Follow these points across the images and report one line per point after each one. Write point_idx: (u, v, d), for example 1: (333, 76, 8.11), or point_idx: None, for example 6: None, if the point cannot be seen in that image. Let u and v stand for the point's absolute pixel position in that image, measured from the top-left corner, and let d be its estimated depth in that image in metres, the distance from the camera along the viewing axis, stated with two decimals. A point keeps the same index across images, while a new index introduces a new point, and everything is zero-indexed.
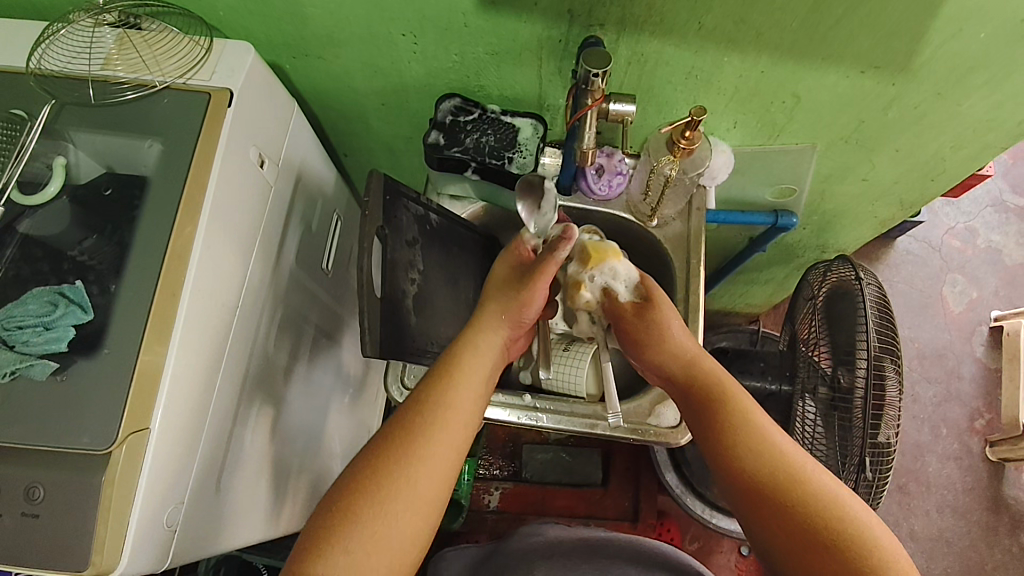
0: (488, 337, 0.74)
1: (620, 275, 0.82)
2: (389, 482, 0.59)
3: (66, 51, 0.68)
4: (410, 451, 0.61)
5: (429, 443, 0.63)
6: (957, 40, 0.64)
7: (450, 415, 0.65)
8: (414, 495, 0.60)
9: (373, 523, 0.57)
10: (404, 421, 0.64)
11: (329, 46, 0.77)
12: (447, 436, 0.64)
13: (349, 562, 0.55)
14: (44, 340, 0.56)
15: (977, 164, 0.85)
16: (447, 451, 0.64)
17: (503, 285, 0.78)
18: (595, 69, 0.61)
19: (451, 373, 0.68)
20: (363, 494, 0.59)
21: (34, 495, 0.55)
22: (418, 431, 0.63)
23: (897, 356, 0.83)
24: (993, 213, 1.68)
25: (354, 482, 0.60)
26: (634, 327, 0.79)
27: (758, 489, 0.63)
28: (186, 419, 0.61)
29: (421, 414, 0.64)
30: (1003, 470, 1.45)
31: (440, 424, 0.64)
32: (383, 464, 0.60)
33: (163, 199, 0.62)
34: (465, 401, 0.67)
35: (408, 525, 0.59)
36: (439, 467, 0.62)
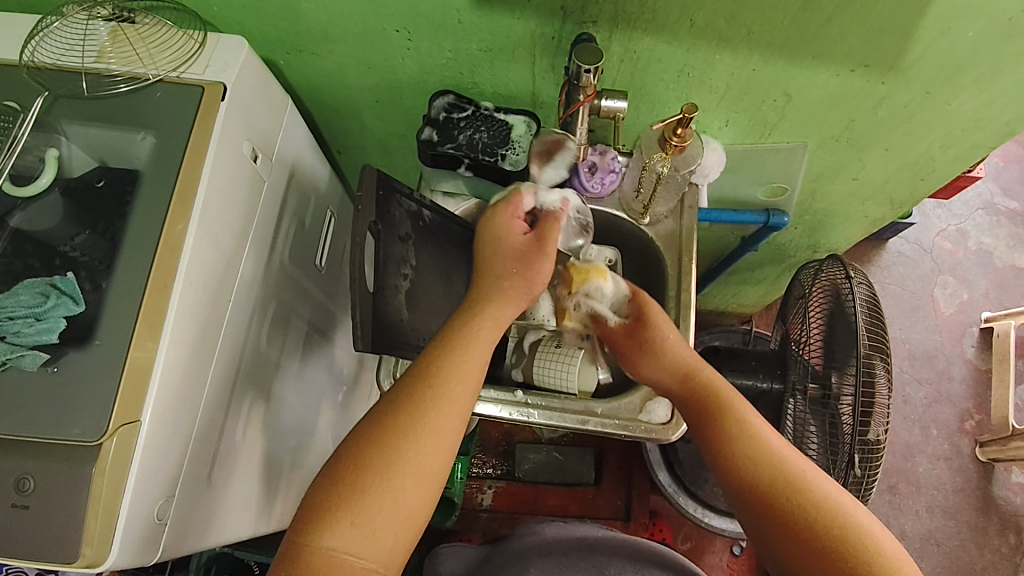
0: (504, 307, 0.70)
1: (608, 293, 0.83)
2: (397, 454, 0.56)
3: (59, 44, 0.68)
4: (417, 422, 0.58)
5: (438, 416, 0.60)
6: (945, 39, 0.65)
7: (461, 388, 0.62)
8: (420, 470, 0.57)
9: (378, 498, 0.55)
10: (412, 391, 0.61)
11: (324, 42, 0.77)
12: (456, 414, 0.61)
13: (352, 534, 0.53)
14: (35, 331, 0.56)
15: (966, 164, 0.86)
16: (455, 426, 0.61)
17: (514, 251, 0.73)
18: (588, 64, 0.61)
19: (463, 342, 0.65)
20: (368, 466, 0.56)
21: (25, 486, 0.55)
22: (427, 402, 0.60)
23: (887, 355, 0.84)
24: (984, 215, 1.69)
25: (358, 450, 0.57)
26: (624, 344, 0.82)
27: (762, 485, 0.61)
28: (177, 411, 0.61)
29: (431, 382, 0.61)
30: (993, 471, 1.46)
31: (450, 400, 0.61)
32: (390, 435, 0.58)
33: (156, 191, 0.62)
34: (477, 372, 0.64)
35: (413, 499, 0.56)
36: (446, 443, 0.59)
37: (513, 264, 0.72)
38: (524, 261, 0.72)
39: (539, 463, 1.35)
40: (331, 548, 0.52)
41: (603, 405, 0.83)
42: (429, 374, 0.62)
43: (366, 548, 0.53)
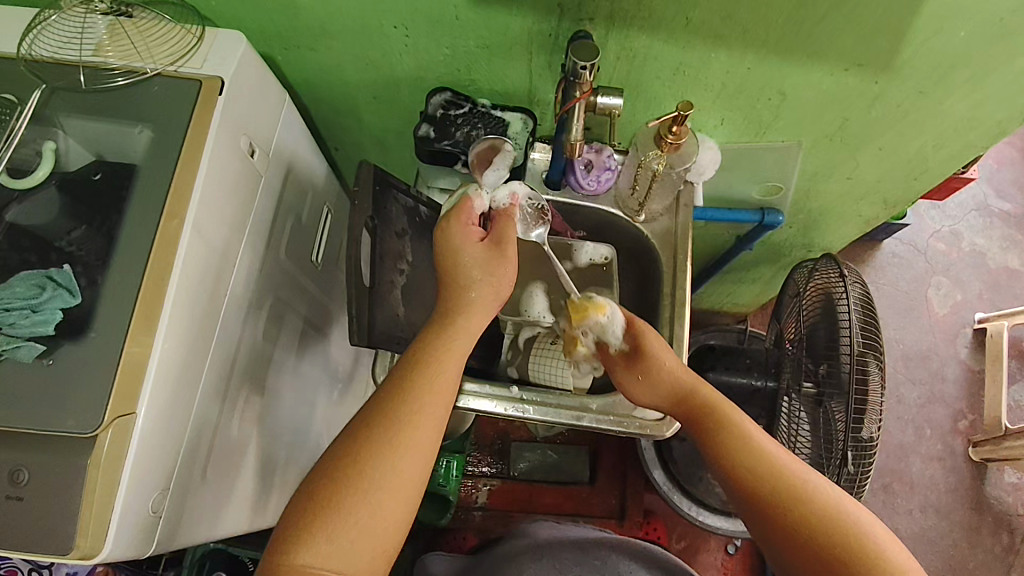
0: (472, 317, 0.69)
1: (608, 325, 0.81)
2: (369, 470, 0.57)
3: (56, 37, 0.68)
4: (389, 436, 0.59)
5: (410, 430, 0.60)
6: (937, 39, 0.65)
7: (432, 401, 0.63)
8: (394, 485, 0.58)
9: (355, 515, 0.56)
10: (383, 406, 0.62)
11: (321, 38, 0.77)
12: (427, 423, 0.62)
13: (332, 550, 0.54)
14: (31, 323, 0.56)
15: (958, 163, 0.87)
16: (429, 437, 0.61)
17: (469, 257, 0.70)
18: (584, 61, 0.62)
19: (433, 356, 0.65)
20: (344, 483, 0.57)
21: (20, 477, 0.55)
22: (398, 417, 0.61)
23: (880, 353, 0.85)
24: (978, 217, 1.70)
25: (337, 466, 0.58)
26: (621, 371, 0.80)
27: (766, 499, 0.62)
28: (172, 404, 0.61)
29: (403, 397, 0.62)
30: (985, 471, 1.47)
31: (421, 411, 0.62)
32: (365, 451, 0.59)
33: (153, 184, 0.62)
34: (449, 383, 0.65)
35: (389, 513, 0.57)
36: (422, 454, 0.60)
37: (479, 271, 0.70)
38: (487, 268, 0.70)
39: (535, 462, 1.35)
40: (310, 564, 0.54)
41: (598, 401, 0.83)
42: (399, 388, 0.63)
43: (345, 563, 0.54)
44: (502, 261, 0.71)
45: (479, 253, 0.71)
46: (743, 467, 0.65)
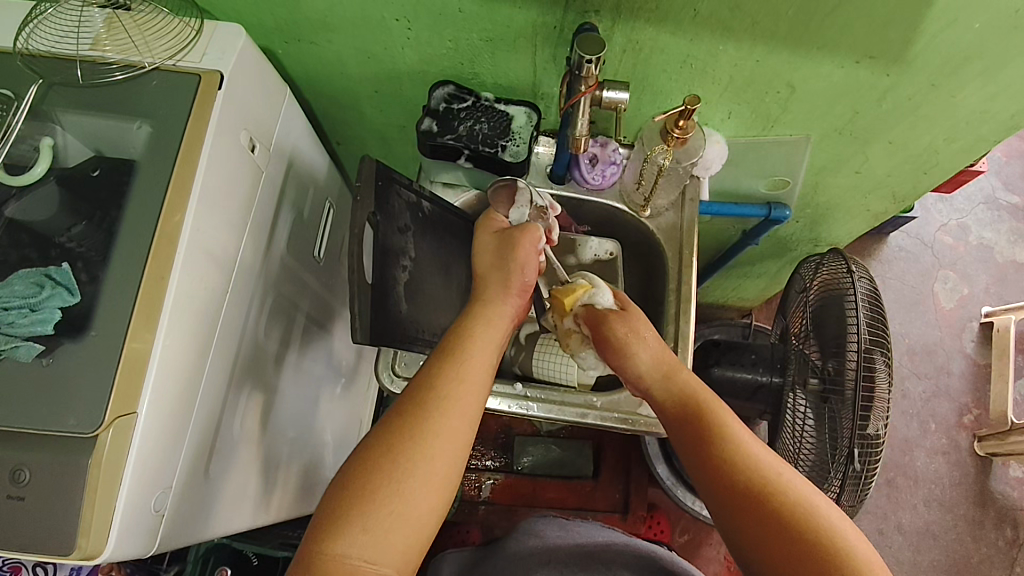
0: (496, 310, 0.72)
1: (597, 298, 0.80)
2: (405, 458, 0.57)
3: (54, 32, 0.67)
4: (424, 426, 0.59)
5: (443, 418, 0.60)
6: (951, 31, 0.64)
7: (467, 392, 0.63)
8: (430, 473, 0.57)
9: (387, 502, 0.55)
10: (418, 397, 0.61)
11: (322, 31, 0.76)
12: (457, 415, 0.61)
13: (366, 540, 0.54)
14: (30, 322, 0.55)
15: (969, 157, 0.85)
16: (463, 431, 0.61)
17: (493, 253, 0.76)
18: (589, 55, 0.61)
19: (463, 348, 0.66)
20: (378, 472, 0.56)
21: (21, 477, 0.54)
22: (430, 408, 0.61)
23: (887, 349, 0.83)
24: (986, 210, 1.69)
25: (367, 457, 0.58)
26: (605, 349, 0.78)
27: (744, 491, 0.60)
28: (174, 402, 0.61)
29: (433, 389, 0.62)
30: (990, 466, 1.46)
31: (450, 401, 0.62)
32: (395, 440, 0.58)
33: (153, 180, 0.61)
34: (481, 375, 0.65)
35: (427, 499, 0.57)
36: (453, 443, 0.60)
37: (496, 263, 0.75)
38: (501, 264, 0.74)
39: (539, 457, 1.35)
40: (347, 555, 0.53)
41: (603, 397, 0.82)
42: (433, 379, 0.63)
43: (379, 552, 0.54)
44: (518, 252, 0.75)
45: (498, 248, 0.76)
46: (727, 456, 0.63)
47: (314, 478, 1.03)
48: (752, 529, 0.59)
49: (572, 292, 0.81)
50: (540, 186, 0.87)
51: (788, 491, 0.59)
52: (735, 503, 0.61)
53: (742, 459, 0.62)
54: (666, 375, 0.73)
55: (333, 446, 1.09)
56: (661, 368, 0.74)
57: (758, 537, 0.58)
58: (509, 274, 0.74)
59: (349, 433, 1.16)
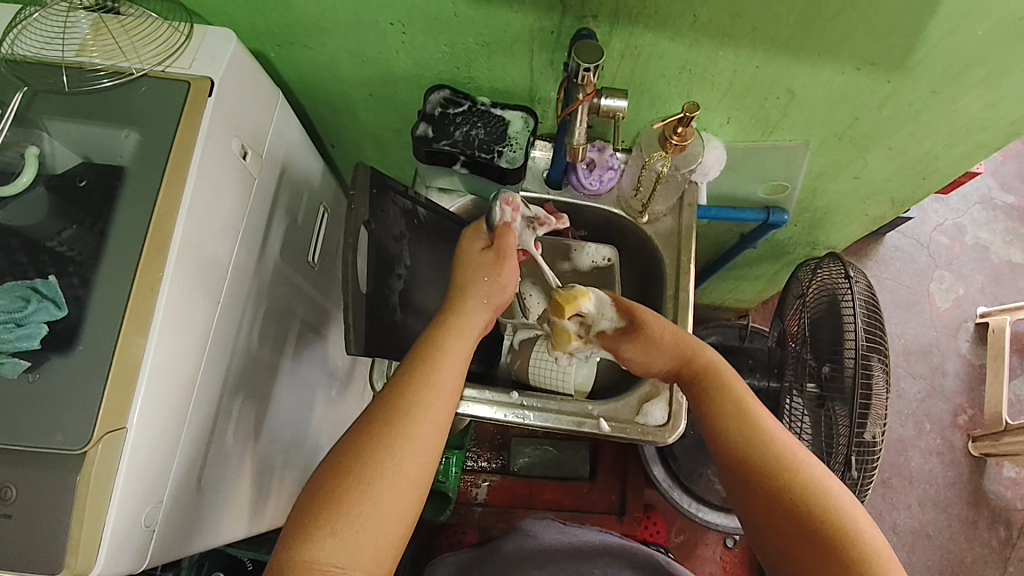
0: (470, 318, 0.70)
1: (595, 310, 0.80)
2: (375, 461, 0.56)
3: (38, 36, 0.65)
4: (395, 430, 0.58)
5: (413, 422, 0.59)
6: (954, 38, 0.63)
7: (435, 397, 0.62)
8: (398, 476, 0.57)
9: (357, 506, 0.55)
10: (387, 402, 0.61)
11: (315, 34, 0.75)
12: (427, 419, 0.60)
13: (335, 544, 0.53)
14: (15, 337, 0.54)
15: (969, 163, 0.85)
16: (432, 436, 0.60)
17: (475, 259, 0.73)
18: (587, 63, 0.60)
19: (433, 357, 0.65)
20: (349, 476, 0.56)
21: (7, 495, 0.53)
22: (403, 411, 0.60)
23: (885, 354, 0.83)
24: (982, 211, 1.68)
25: (340, 459, 0.57)
26: (619, 345, 0.79)
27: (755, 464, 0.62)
28: (165, 417, 0.60)
29: (406, 391, 0.61)
30: (984, 465, 1.46)
31: (420, 407, 0.61)
32: (366, 445, 0.57)
33: (141, 189, 0.60)
34: (452, 380, 0.64)
35: (394, 503, 0.56)
36: (421, 446, 0.59)
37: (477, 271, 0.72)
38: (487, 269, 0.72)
39: (535, 458, 1.34)
40: (317, 560, 0.52)
41: (600, 406, 0.82)
42: (403, 387, 0.62)
43: (349, 556, 0.53)
44: (504, 267, 0.72)
45: (481, 254, 0.73)
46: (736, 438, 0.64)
47: None
48: (768, 512, 0.59)
49: (572, 299, 0.78)
50: (536, 192, 0.86)
51: (802, 474, 0.59)
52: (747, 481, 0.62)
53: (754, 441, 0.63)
54: (683, 354, 0.74)
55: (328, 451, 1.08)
56: (677, 349, 0.75)
57: (772, 526, 0.59)
58: (493, 291, 0.72)
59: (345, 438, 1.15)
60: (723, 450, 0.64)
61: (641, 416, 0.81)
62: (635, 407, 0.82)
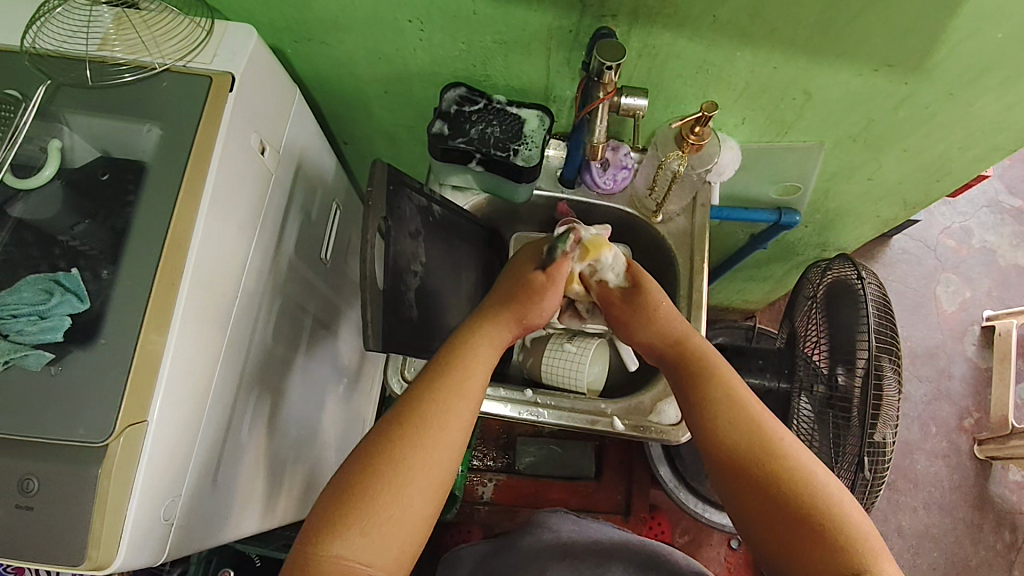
0: (497, 331, 0.71)
1: (610, 262, 0.78)
2: (405, 465, 0.57)
3: (60, 31, 0.65)
4: (425, 436, 0.59)
5: (441, 429, 0.60)
6: (974, 40, 0.63)
7: (465, 404, 0.62)
8: (427, 481, 0.57)
9: (386, 509, 0.55)
10: (416, 406, 0.61)
11: (333, 31, 0.75)
12: (455, 425, 0.61)
13: (363, 545, 0.53)
14: (38, 329, 0.55)
15: (982, 165, 0.85)
16: (459, 443, 0.61)
17: (503, 297, 0.72)
18: (609, 61, 0.60)
19: (463, 364, 0.65)
20: (377, 479, 0.56)
21: (29, 487, 0.53)
22: (433, 416, 0.60)
23: (896, 356, 0.83)
24: (989, 214, 1.68)
25: (365, 461, 0.57)
26: (623, 312, 0.77)
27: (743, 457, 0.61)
28: (184, 411, 0.60)
29: (435, 397, 0.61)
30: (989, 468, 1.47)
31: (448, 413, 0.61)
32: (394, 448, 0.58)
33: (162, 183, 0.60)
34: (479, 387, 0.65)
35: (420, 506, 0.57)
36: (449, 452, 0.60)
37: (504, 298, 0.73)
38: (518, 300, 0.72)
39: (540, 457, 1.34)
40: (343, 556, 0.53)
41: (613, 404, 0.82)
42: (432, 392, 0.62)
43: (375, 555, 0.53)
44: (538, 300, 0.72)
45: (512, 287, 0.73)
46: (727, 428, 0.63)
47: (319, 479, 1.02)
48: (753, 502, 0.59)
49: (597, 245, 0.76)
50: (549, 190, 0.87)
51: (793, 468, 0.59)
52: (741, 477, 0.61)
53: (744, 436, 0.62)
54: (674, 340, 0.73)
55: (337, 448, 1.09)
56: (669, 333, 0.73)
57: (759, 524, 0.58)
58: (526, 314, 0.72)
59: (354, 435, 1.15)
60: (712, 441, 0.64)
61: (653, 414, 0.81)
62: (648, 405, 0.82)
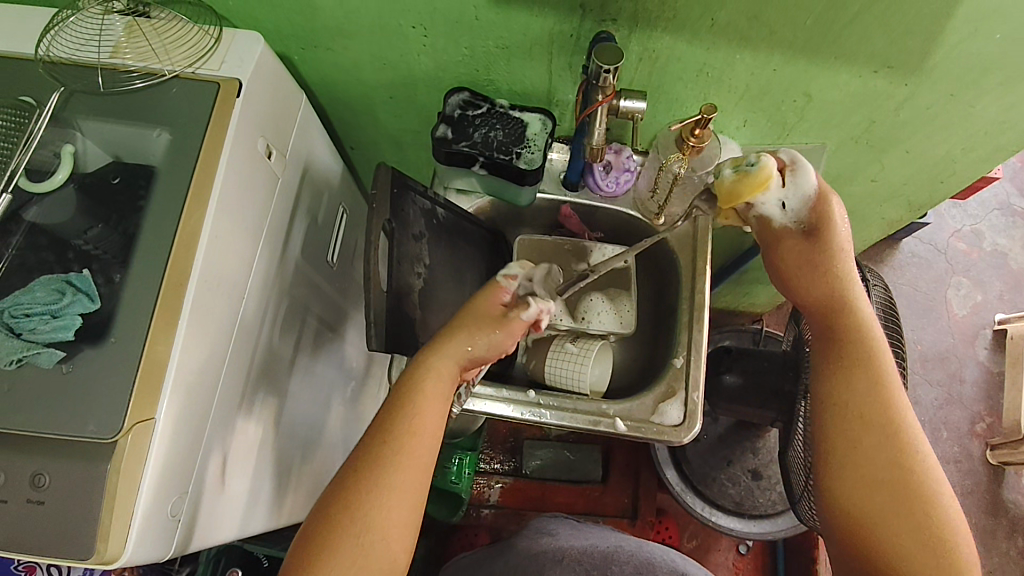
0: (447, 353, 0.67)
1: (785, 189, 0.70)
2: (357, 512, 0.59)
3: (74, 38, 0.67)
4: (370, 480, 0.60)
5: (389, 471, 0.60)
6: (972, 42, 0.63)
7: (416, 437, 0.63)
8: (385, 522, 0.59)
9: (346, 556, 0.57)
10: (366, 451, 0.62)
11: (338, 38, 0.76)
12: (407, 460, 0.62)
13: None
14: (51, 328, 0.56)
15: (987, 166, 0.85)
16: (412, 476, 0.61)
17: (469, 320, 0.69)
18: (607, 65, 0.61)
19: (412, 399, 0.65)
20: (335, 527, 0.58)
21: (40, 482, 0.55)
22: (379, 457, 0.61)
23: (903, 358, 0.83)
24: (1000, 216, 1.67)
25: (325, 512, 0.59)
26: (790, 257, 0.73)
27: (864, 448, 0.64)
28: (190, 411, 0.61)
29: (384, 441, 0.62)
30: (1002, 474, 1.45)
31: (400, 453, 0.62)
32: (348, 495, 0.59)
33: (172, 187, 0.62)
34: (430, 424, 0.65)
35: (385, 551, 0.58)
36: (404, 490, 0.61)
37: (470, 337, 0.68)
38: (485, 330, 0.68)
39: (547, 461, 1.34)
40: None
41: (614, 405, 0.82)
42: (381, 435, 0.63)
43: None
44: (485, 330, 0.68)
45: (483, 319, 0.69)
46: (854, 412, 0.65)
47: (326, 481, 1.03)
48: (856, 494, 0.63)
49: (740, 194, 0.68)
50: (552, 193, 0.88)
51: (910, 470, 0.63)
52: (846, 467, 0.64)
53: (875, 416, 0.65)
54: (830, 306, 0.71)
55: (344, 451, 1.09)
56: (823, 282, 0.72)
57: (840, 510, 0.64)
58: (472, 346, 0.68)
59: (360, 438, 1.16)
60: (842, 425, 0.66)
61: (655, 416, 0.82)
62: (649, 407, 0.82)
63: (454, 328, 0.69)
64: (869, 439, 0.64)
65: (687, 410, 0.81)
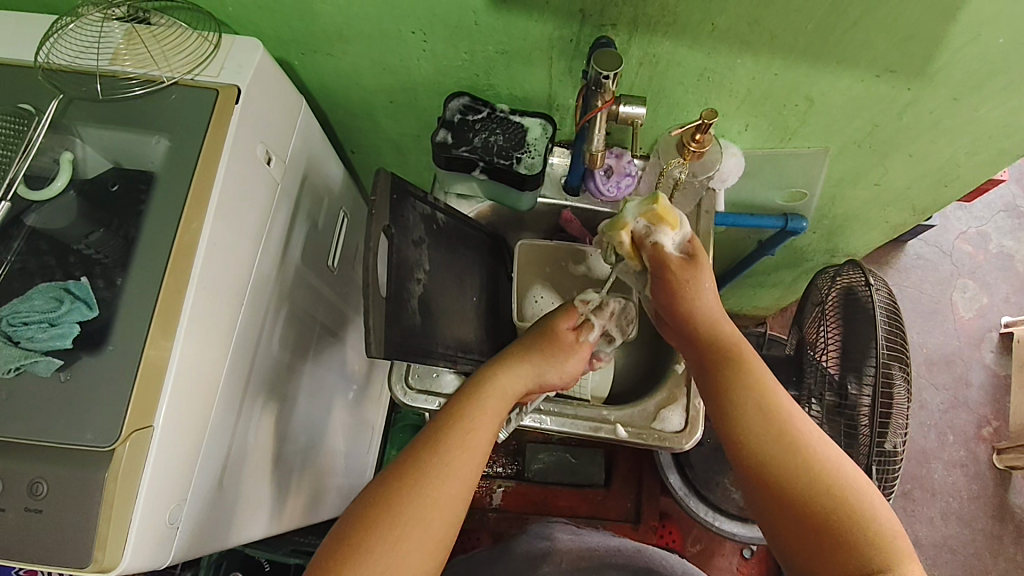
0: (508, 375, 0.71)
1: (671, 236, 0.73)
2: (402, 514, 0.58)
3: (74, 45, 0.68)
4: (421, 484, 0.60)
5: (440, 475, 0.61)
6: (975, 46, 0.63)
7: (469, 448, 0.64)
8: (430, 525, 0.59)
9: (386, 555, 0.56)
10: (417, 455, 0.62)
11: (338, 43, 0.76)
12: (459, 466, 0.62)
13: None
14: (49, 337, 0.56)
15: (992, 170, 0.84)
16: (462, 484, 0.62)
17: (535, 339, 0.75)
18: (606, 71, 0.60)
19: (467, 412, 0.66)
20: (376, 527, 0.57)
21: (38, 490, 0.54)
22: (432, 462, 0.62)
23: (907, 363, 0.81)
24: (1006, 218, 1.66)
25: (367, 513, 0.59)
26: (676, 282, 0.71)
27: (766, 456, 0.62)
28: (189, 418, 0.61)
29: (436, 449, 0.63)
30: (1009, 478, 1.43)
31: (451, 460, 0.62)
32: (394, 496, 0.59)
33: (170, 193, 0.62)
34: (482, 438, 0.65)
35: (424, 551, 0.58)
36: (452, 495, 0.61)
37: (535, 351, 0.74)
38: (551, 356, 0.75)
39: (551, 463, 1.33)
40: None
41: (615, 410, 0.82)
42: (433, 442, 0.63)
43: None
44: (561, 355, 0.75)
45: (548, 336, 0.75)
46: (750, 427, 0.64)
47: (327, 485, 1.03)
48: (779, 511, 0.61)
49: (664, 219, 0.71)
50: (554, 198, 0.88)
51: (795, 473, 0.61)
52: (763, 486, 0.62)
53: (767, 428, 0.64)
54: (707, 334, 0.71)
55: (346, 455, 1.09)
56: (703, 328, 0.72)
57: (782, 533, 0.60)
58: (544, 369, 0.74)
59: (360, 441, 1.17)
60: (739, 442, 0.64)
61: (657, 420, 0.81)
62: (651, 411, 0.81)
63: (527, 346, 0.75)
64: (765, 448, 0.63)
65: (688, 416, 0.80)
